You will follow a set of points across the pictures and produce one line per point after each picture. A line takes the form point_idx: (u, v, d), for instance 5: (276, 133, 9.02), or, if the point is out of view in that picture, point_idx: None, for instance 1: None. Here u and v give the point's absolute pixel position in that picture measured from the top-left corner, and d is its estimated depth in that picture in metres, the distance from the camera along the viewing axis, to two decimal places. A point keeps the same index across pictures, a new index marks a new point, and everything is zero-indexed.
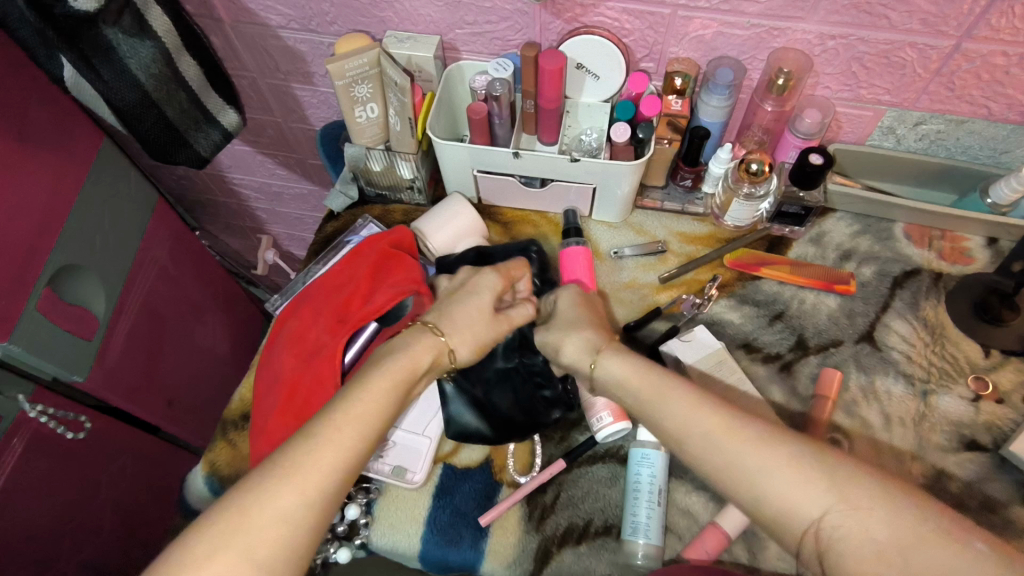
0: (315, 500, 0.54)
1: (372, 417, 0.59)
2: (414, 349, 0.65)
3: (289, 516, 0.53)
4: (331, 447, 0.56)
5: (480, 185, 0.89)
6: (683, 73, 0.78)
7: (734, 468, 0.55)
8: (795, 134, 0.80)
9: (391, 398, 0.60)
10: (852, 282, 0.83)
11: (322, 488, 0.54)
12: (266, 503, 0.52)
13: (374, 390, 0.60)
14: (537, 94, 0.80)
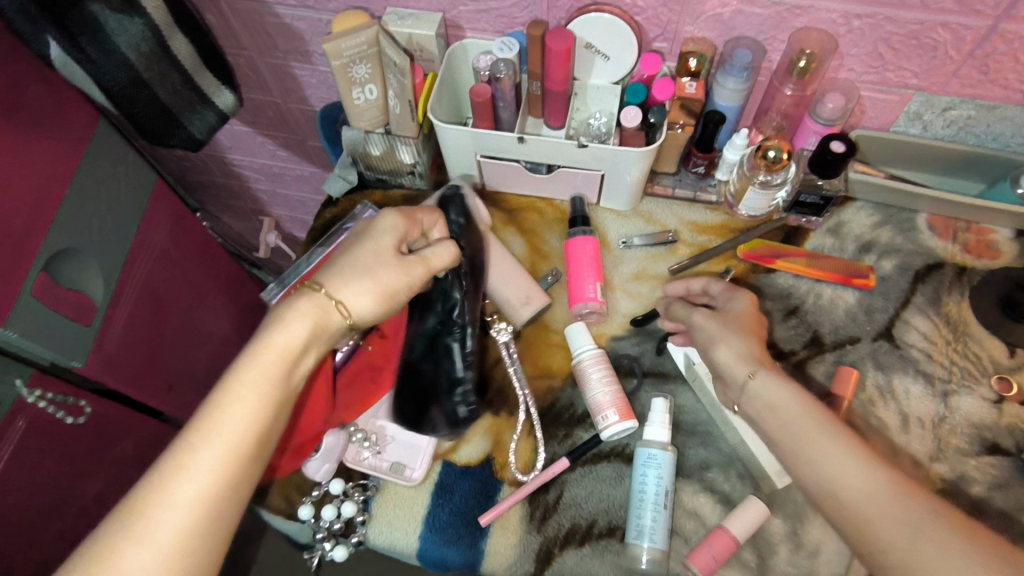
0: (198, 502, 0.54)
1: (257, 411, 0.58)
2: (309, 314, 0.62)
3: (174, 507, 0.53)
4: (209, 447, 0.55)
5: (484, 170, 0.85)
6: (698, 53, 0.75)
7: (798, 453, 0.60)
8: (816, 119, 0.76)
9: (270, 390, 0.59)
10: (872, 276, 0.79)
11: (209, 478, 0.55)
12: (152, 514, 0.53)
13: (253, 376, 0.59)
14: (543, 75, 0.77)
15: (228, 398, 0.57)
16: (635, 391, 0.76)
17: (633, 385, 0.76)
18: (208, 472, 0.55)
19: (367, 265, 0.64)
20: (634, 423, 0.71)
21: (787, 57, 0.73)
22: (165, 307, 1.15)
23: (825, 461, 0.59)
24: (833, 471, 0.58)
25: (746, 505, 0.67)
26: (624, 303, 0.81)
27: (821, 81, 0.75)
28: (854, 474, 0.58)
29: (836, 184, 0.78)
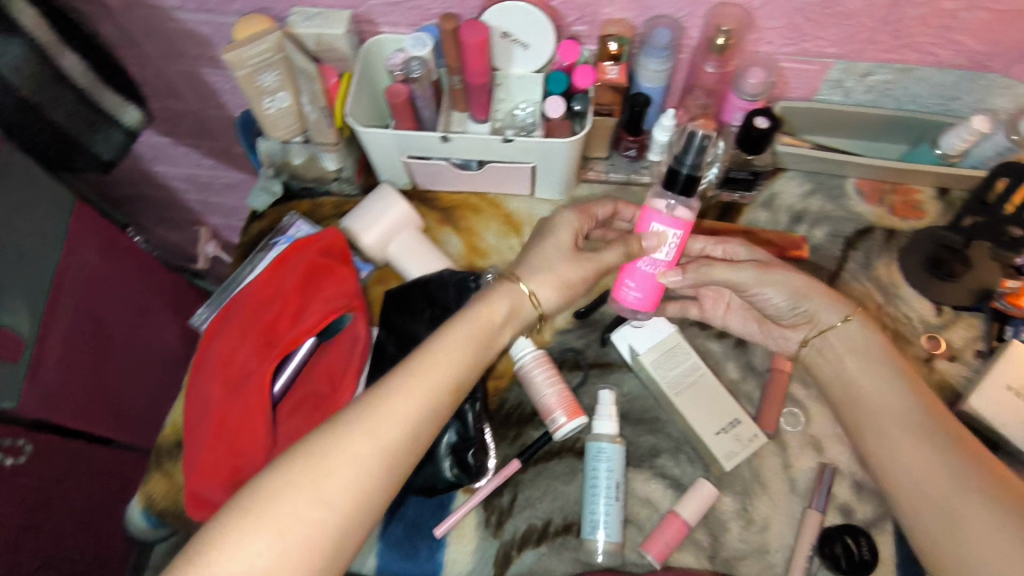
0: (373, 470, 0.57)
1: (433, 386, 0.61)
2: (499, 307, 0.67)
3: (350, 474, 0.56)
4: (391, 410, 0.58)
5: (412, 171, 0.82)
6: (618, 36, 0.73)
7: (914, 455, 0.61)
8: (741, 96, 0.75)
9: (458, 370, 0.62)
10: (806, 246, 0.80)
11: (382, 447, 0.57)
12: (324, 465, 0.55)
13: (452, 353, 0.63)
14: (462, 70, 0.74)
15: (420, 367, 0.61)
16: (582, 384, 0.75)
17: (579, 378, 0.76)
18: (378, 439, 0.57)
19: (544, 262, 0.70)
20: (584, 420, 0.71)
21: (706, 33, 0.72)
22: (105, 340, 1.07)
23: (921, 467, 0.61)
24: (915, 473, 0.61)
25: (696, 488, 0.69)
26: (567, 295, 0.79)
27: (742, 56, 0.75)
28: (938, 476, 0.59)
29: (767, 158, 0.78)
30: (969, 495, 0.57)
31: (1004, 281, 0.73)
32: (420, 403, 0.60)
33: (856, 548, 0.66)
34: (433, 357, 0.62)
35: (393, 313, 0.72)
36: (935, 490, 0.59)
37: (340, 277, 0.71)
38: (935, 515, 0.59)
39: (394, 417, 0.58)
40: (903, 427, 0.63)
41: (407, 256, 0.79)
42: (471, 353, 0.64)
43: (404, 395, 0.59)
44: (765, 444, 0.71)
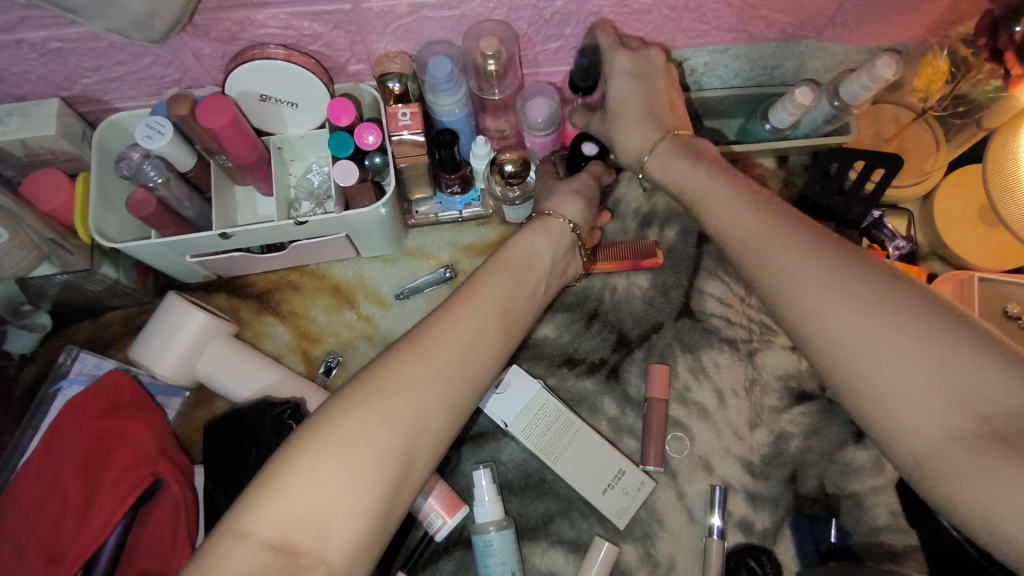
0: (441, 396, 0.46)
1: (498, 307, 0.51)
2: (546, 251, 0.57)
3: (412, 402, 0.44)
4: (464, 329, 0.48)
5: (206, 267, 0.69)
6: (397, 74, 0.61)
7: (764, 265, 0.47)
8: (538, 132, 0.65)
9: (514, 291, 0.53)
10: (660, 252, 0.73)
11: (447, 368, 0.46)
12: (400, 393, 0.44)
13: (500, 280, 0.52)
14: (221, 149, 0.60)
15: (496, 275, 0.53)
16: (456, 465, 0.68)
17: (451, 461, 0.68)
18: (460, 365, 0.47)
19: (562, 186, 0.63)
20: (464, 511, 0.64)
21: (470, 57, 0.61)
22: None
23: (789, 272, 0.45)
24: (858, 335, 0.41)
25: (594, 551, 0.64)
26: None
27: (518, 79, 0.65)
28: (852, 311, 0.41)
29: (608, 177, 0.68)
30: (837, 296, 0.42)
31: None
32: (487, 327, 0.49)
33: (761, 570, 0.65)
34: (485, 279, 0.52)
35: (216, 460, 0.60)
36: (804, 298, 0.44)
37: (135, 436, 0.59)
38: (820, 320, 0.43)
39: (474, 338, 0.49)
40: (753, 223, 0.48)
41: (222, 374, 0.67)
42: (516, 292, 0.53)
43: (474, 305, 0.50)
44: (656, 481, 0.68)
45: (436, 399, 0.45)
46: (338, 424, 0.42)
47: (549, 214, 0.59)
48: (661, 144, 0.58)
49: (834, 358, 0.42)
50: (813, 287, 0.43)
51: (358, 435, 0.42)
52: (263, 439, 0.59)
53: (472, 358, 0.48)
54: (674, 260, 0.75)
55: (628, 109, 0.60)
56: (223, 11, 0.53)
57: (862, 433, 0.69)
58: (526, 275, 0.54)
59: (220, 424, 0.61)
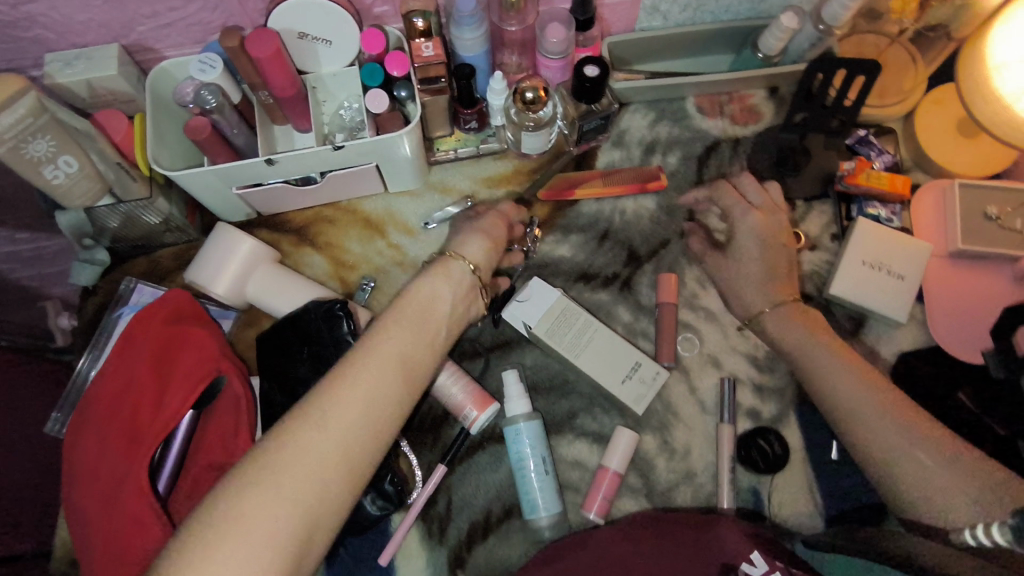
0: (342, 448, 0.49)
1: (396, 352, 0.54)
2: (445, 295, 0.61)
3: (307, 466, 0.48)
4: (351, 390, 0.51)
5: (249, 201, 0.76)
6: (421, 11, 0.68)
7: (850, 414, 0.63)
8: (550, 50, 0.71)
9: (410, 346, 0.55)
10: (663, 175, 0.80)
11: (349, 422, 0.50)
12: (272, 478, 0.47)
13: (396, 333, 0.55)
14: (265, 83, 0.67)
15: (399, 326, 0.56)
16: (485, 370, 0.75)
17: (480, 366, 0.75)
18: (355, 421, 0.50)
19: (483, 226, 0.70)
20: (495, 406, 0.70)
21: None
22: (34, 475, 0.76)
23: (881, 456, 0.61)
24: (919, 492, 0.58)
25: (617, 437, 0.70)
26: None
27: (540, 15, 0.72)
28: (922, 476, 0.58)
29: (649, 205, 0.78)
30: (928, 471, 0.58)
31: (841, 164, 0.77)
32: (384, 376, 0.53)
33: (770, 447, 0.71)
34: (386, 329, 0.55)
35: (270, 361, 0.67)
36: (899, 472, 0.59)
37: (199, 339, 0.65)
38: (863, 436, 0.62)
39: (374, 387, 0.52)
40: (848, 382, 0.65)
41: (268, 294, 0.73)
42: (414, 340, 0.56)
43: (385, 346, 0.54)
44: (669, 375, 0.74)
45: (336, 461, 0.49)
46: (233, 507, 0.45)
47: (447, 261, 0.64)
48: (781, 308, 0.71)
49: (896, 480, 0.59)
50: (916, 478, 0.58)
51: (229, 531, 0.44)
52: (315, 338, 0.65)
53: (363, 414, 0.51)
54: (677, 181, 0.82)
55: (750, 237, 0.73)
56: None
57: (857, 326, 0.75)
58: (426, 319, 0.58)
59: (270, 335, 0.68)
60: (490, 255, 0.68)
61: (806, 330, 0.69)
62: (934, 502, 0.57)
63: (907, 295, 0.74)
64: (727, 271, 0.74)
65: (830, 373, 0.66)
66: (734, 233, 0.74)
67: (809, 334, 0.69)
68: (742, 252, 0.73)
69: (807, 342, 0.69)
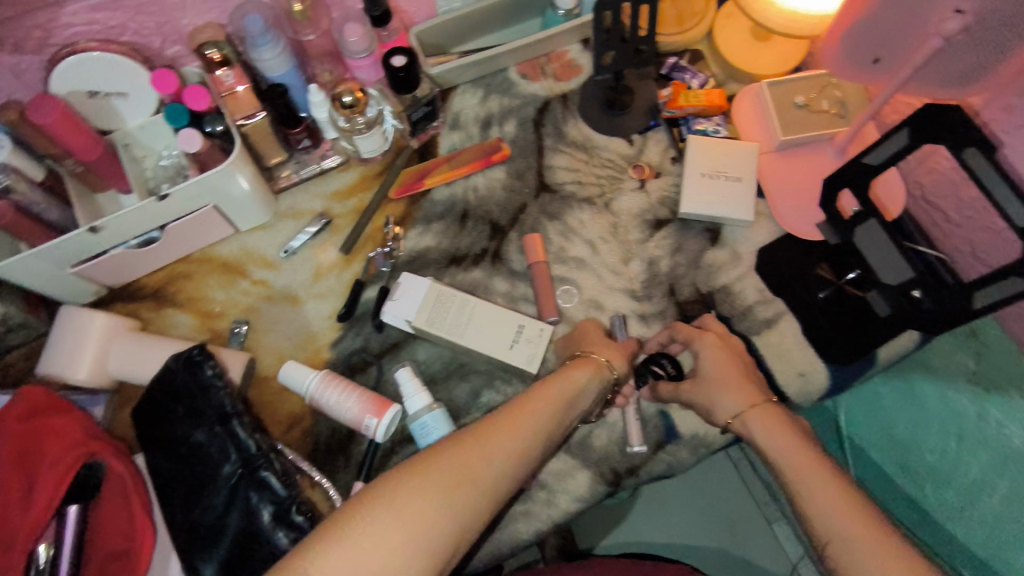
0: (494, 483, 0.50)
1: (550, 414, 0.56)
2: (592, 382, 0.62)
3: (467, 487, 0.48)
4: (521, 434, 0.54)
5: (93, 278, 0.72)
6: (212, 42, 0.68)
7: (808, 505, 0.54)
8: (354, 52, 0.73)
9: (558, 412, 0.57)
10: (505, 145, 0.82)
11: (502, 460, 0.51)
12: (438, 489, 0.47)
13: (551, 396, 0.57)
14: (65, 151, 0.64)
15: (556, 390, 0.58)
16: (381, 377, 0.74)
17: (375, 374, 0.74)
18: (506, 460, 0.51)
19: (599, 340, 0.70)
20: (397, 408, 0.69)
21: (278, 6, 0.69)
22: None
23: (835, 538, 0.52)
24: None
25: None
26: (322, 306, 0.77)
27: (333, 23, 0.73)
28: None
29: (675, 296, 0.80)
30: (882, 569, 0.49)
31: (659, 94, 0.83)
32: (535, 434, 0.54)
33: (664, 369, 0.72)
34: (553, 382, 0.59)
35: (147, 430, 0.64)
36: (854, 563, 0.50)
37: (61, 429, 0.62)
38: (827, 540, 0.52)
39: (522, 438, 0.53)
40: (799, 463, 0.57)
41: (134, 363, 0.70)
42: (562, 409, 0.58)
43: (549, 397, 0.57)
44: (555, 329, 0.75)
45: (491, 492, 0.50)
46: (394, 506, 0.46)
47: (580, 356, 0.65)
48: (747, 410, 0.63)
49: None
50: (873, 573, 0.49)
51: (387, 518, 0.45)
52: (188, 393, 0.63)
53: (520, 457, 0.53)
54: (521, 148, 0.84)
55: (712, 377, 0.66)
56: (25, 18, 0.58)
57: (714, 235, 0.80)
58: (573, 397, 0.59)
59: (141, 405, 0.65)
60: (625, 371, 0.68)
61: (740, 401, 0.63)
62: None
63: (748, 193, 0.78)
64: (697, 392, 0.66)
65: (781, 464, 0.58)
66: (697, 358, 0.68)
67: (796, 442, 0.58)
68: (711, 375, 0.66)
69: (790, 449, 0.58)
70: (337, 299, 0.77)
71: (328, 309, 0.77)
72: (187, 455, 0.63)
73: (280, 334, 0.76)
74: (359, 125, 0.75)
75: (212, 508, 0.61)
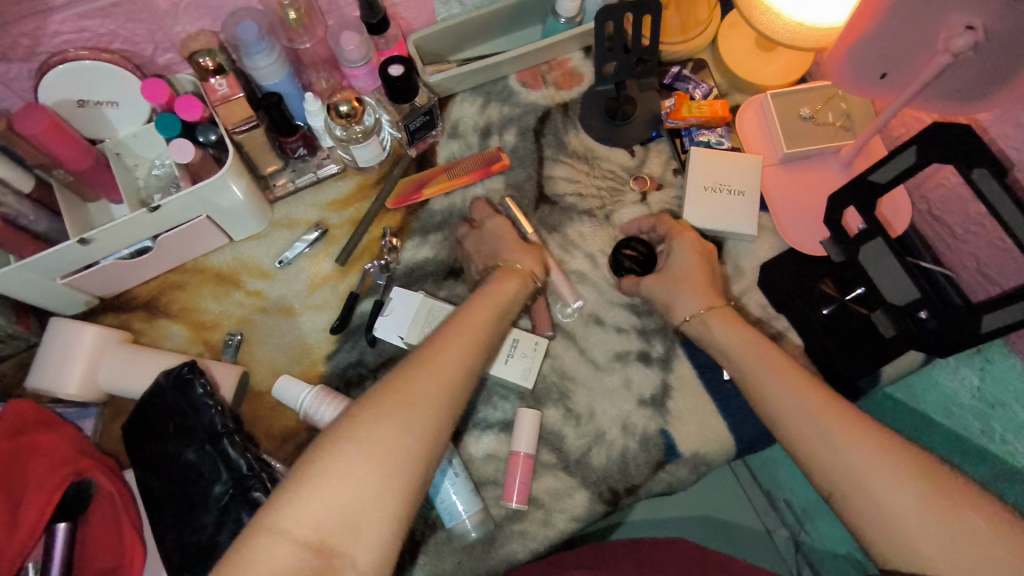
0: (448, 393, 0.53)
1: (481, 324, 0.59)
2: (515, 289, 0.66)
3: (423, 401, 0.51)
4: (458, 343, 0.57)
5: (84, 289, 0.71)
6: (205, 51, 0.66)
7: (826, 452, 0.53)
8: (351, 59, 0.71)
9: (489, 323, 0.60)
10: (504, 154, 0.81)
11: (448, 371, 0.54)
12: (398, 409, 0.49)
13: (478, 309, 0.61)
14: (54, 163, 0.63)
15: (481, 302, 0.62)
16: None
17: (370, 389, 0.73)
18: (454, 368, 0.54)
19: (517, 243, 0.72)
20: None
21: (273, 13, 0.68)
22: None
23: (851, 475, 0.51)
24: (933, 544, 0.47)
25: (521, 419, 0.70)
26: (318, 318, 0.76)
27: (329, 30, 0.71)
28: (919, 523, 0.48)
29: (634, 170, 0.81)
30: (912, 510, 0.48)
31: (664, 104, 0.81)
32: (475, 342, 0.57)
33: (637, 253, 0.75)
34: (478, 301, 0.62)
35: (136, 448, 0.64)
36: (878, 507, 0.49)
37: (48, 444, 0.61)
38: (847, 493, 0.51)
39: (461, 348, 0.56)
40: (812, 404, 0.55)
41: (125, 377, 0.68)
42: (490, 316, 0.61)
43: (475, 310, 0.61)
44: (553, 343, 0.74)
45: (451, 398, 0.52)
46: (358, 428, 0.48)
47: (502, 267, 0.69)
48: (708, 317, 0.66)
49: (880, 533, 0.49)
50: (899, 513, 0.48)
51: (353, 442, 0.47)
52: (178, 410, 0.62)
53: (470, 361, 0.56)
54: (520, 158, 0.82)
55: (683, 276, 0.69)
56: (12, 27, 0.57)
57: (717, 250, 0.78)
58: (500, 301, 0.63)
59: (131, 422, 0.64)
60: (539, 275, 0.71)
61: (749, 353, 0.62)
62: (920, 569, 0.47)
63: (751, 208, 0.77)
64: (664, 290, 0.69)
65: (797, 418, 0.55)
66: (671, 255, 0.71)
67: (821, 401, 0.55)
68: (678, 273, 0.69)
69: (792, 389, 0.57)
70: (331, 310, 0.76)
71: (323, 322, 0.76)
72: (177, 473, 0.62)
73: (274, 347, 0.75)
74: (355, 132, 0.74)
75: (204, 529, 0.59)
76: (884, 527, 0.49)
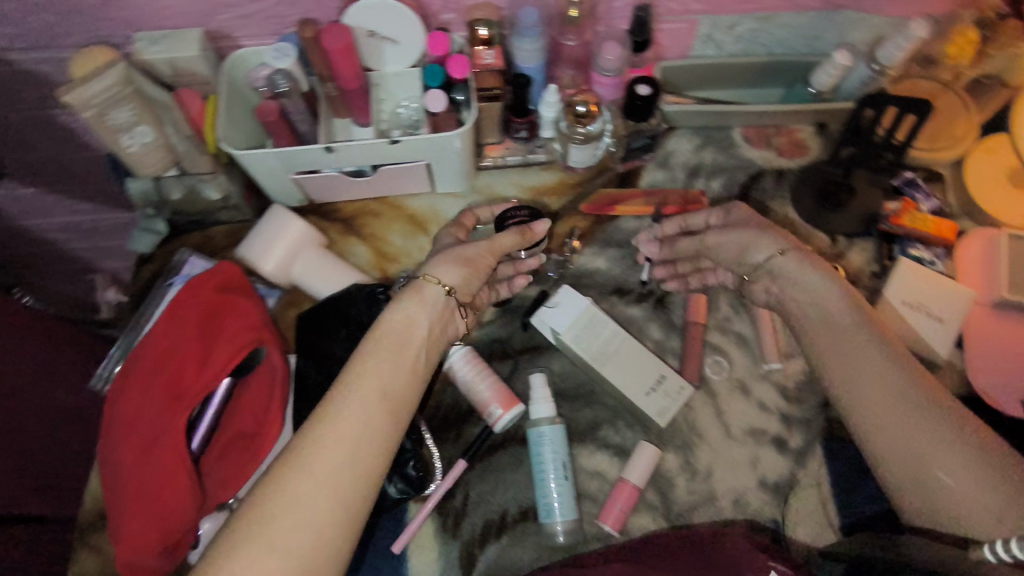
0: (336, 475, 0.53)
1: (378, 385, 0.57)
2: (422, 320, 0.62)
3: (308, 493, 0.51)
4: (353, 412, 0.55)
5: (305, 187, 0.79)
6: (484, 21, 0.72)
7: (883, 403, 0.62)
8: (605, 67, 0.74)
9: (385, 383, 0.57)
10: (705, 199, 0.81)
11: (333, 453, 0.53)
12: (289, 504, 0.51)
13: (375, 368, 0.58)
14: (332, 76, 0.71)
15: (379, 355, 0.59)
16: (514, 372, 0.76)
17: (509, 367, 0.76)
18: (344, 448, 0.54)
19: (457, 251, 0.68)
20: (521, 408, 0.71)
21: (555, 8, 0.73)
22: (45, 439, 0.79)
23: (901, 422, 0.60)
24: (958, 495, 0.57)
25: (642, 452, 0.70)
26: None
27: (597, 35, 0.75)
28: (960, 473, 0.57)
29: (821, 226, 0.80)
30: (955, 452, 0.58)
31: (885, 204, 0.78)
32: (372, 414, 0.56)
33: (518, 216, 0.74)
34: (366, 360, 0.59)
35: (308, 339, 0.70)
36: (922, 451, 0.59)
37: (243, 309, 0.67)
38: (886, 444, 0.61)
39: (359, 424, 0.55)
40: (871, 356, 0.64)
41: (313, 275, 0.75)
42: (393, 370, 0.59)
43: (376, 365, 0.58)
44: (693, 394, 0.74)
45: (346, 479, 0.53)
46: (250, 530, 0.50)
47: (424, 281, 0.64)
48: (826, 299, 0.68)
49: (913, 472, 0.59)
50: (937, 452, 0.58)
51: (252, 550, 0.49)
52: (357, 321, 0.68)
53: (368, 437, 0.55)
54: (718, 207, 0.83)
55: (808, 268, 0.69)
56: None
57: None
58: (404, 348, 0.60)
59: (309, 314, 0.70)
60: (469, 282, 0.67)
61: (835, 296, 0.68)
62: (961, 521, 0.56)
63: (946, 339, 0.72)
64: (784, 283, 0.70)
65: (851, 361, 0.65)
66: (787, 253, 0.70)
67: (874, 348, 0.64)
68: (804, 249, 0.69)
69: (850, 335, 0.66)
70: None
71: None
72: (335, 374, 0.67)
73: None
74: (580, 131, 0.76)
75: None
76: (925, 476, 0.58)
